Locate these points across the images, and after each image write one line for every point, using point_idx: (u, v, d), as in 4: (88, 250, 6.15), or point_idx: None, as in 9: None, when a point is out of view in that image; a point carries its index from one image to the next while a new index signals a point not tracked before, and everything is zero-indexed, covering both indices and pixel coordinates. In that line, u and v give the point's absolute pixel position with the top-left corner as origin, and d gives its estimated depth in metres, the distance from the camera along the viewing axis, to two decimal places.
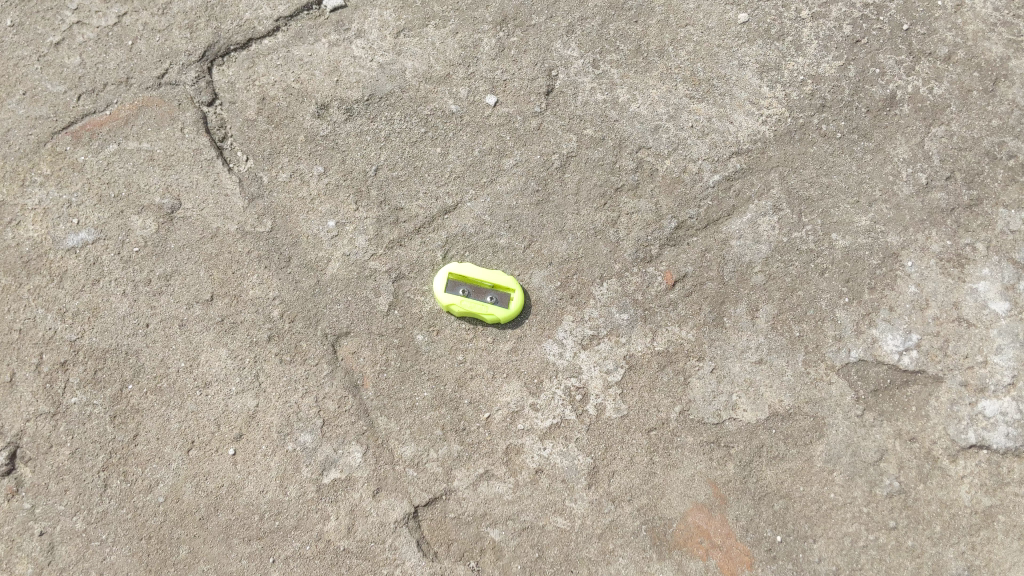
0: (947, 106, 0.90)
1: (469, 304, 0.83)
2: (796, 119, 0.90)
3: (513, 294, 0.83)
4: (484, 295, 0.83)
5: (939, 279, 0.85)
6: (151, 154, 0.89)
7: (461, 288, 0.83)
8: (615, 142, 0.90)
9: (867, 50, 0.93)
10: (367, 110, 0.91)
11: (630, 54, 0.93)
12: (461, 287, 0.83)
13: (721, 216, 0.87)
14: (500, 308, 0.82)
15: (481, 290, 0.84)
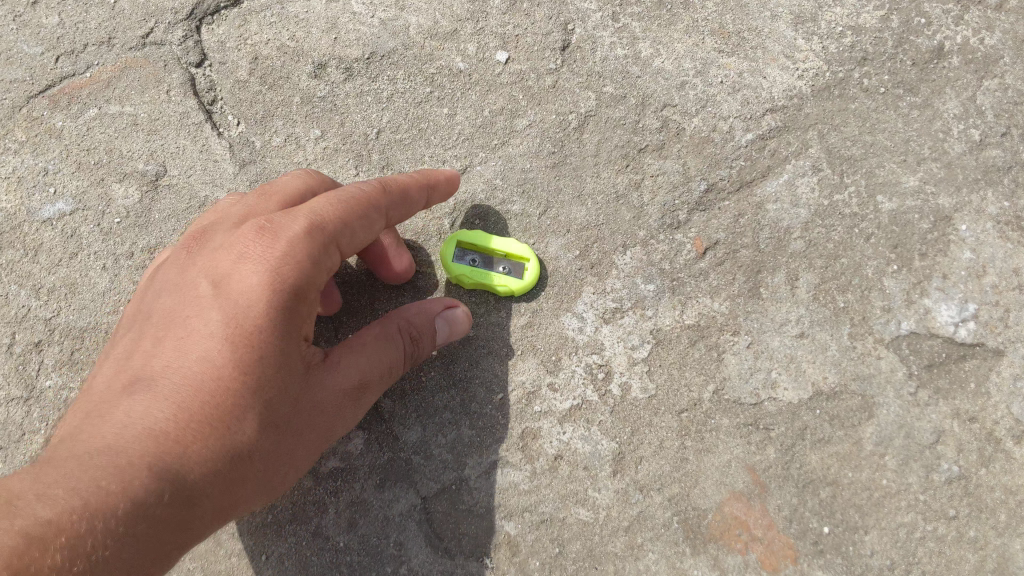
0: (1000, 57, 0.82)
1: (478, 275, 0.76)
2: (836, 73, 0.83)
3: (524, 259, 0.76)
4: (495, 265, 0.77)
5: (997, 244, 0.77)
6: (134, 118, 0.82)
7: (470, 257, 0.77)
8: (638, 100, 0.83)
9: (912, 0, 0.85)
10: (368, 70, 0.84)
11: (652, 7, 0.86)
12: (470, 256, 0.77)
13: (755, 178, 0.80)
14: (513, 278, 0.76)
15: (492, 260, 0.77)
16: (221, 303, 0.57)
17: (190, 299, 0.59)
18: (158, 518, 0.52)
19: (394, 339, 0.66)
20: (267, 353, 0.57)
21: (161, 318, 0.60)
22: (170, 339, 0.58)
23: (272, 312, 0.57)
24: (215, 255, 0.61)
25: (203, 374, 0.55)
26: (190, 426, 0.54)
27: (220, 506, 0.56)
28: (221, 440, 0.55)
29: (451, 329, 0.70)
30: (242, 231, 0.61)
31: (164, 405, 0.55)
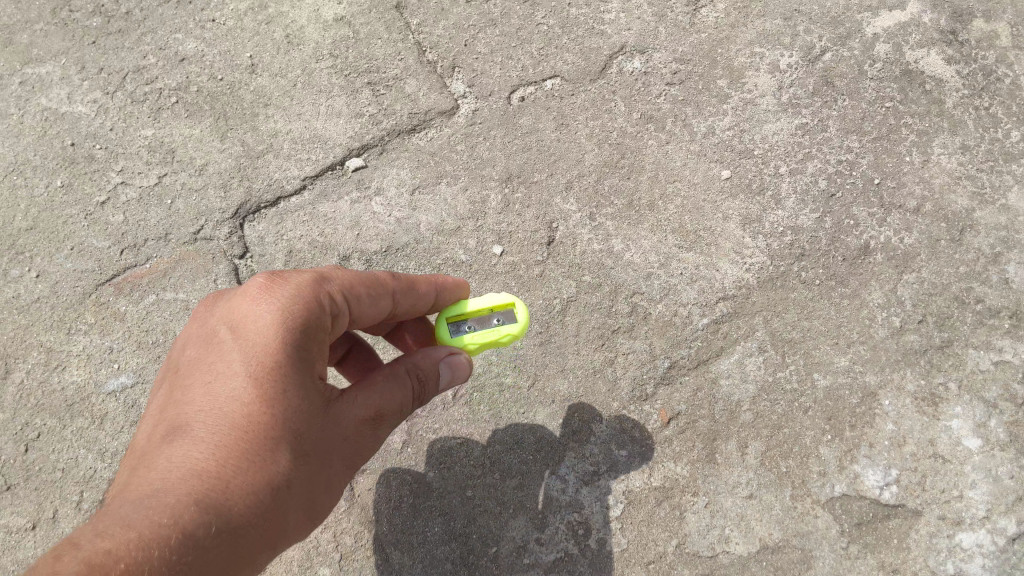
0: (917, 254, 0.97)
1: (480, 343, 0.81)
2: (778, 267, 0.97)
3: (512, 304, 0.82)
4: (489, 319, 0.82)
5: (916, 417, 0.91)
6: (186, 303, 0.96)
7: (463, 326, 0.82)
8: (611, 289, 0.98)
9: (842, 204, 0.99)
10: (384, 261, 0.99)
11: (623, 207, 1.01)
12: (463, 326, 0.82)
13: (710, 357, 0.94)
14: (511, 325, 0.81)
15: (484, 318, 0.82)
16: (239, 345, 0.68)
17: (214, 353, 0.70)
18: (220, 535, 0.62)
19: (398, 381, 0.73)
20: (290, 388, 0.67)
21: (182, 372, 0.71)
22: (202, 382, 0.69)
23: (287, 349, 0.68)
24: (217, 319, 0.72)
25: (237, 413, 0.66)
26: (233, 456, 0.65)
27: (274, 524, 0.66)
28: (266, 468, 0.65)
29: (454, 373, 0.77)
30: (246, 284, 0.73)
31: (200, 441, 0.65)
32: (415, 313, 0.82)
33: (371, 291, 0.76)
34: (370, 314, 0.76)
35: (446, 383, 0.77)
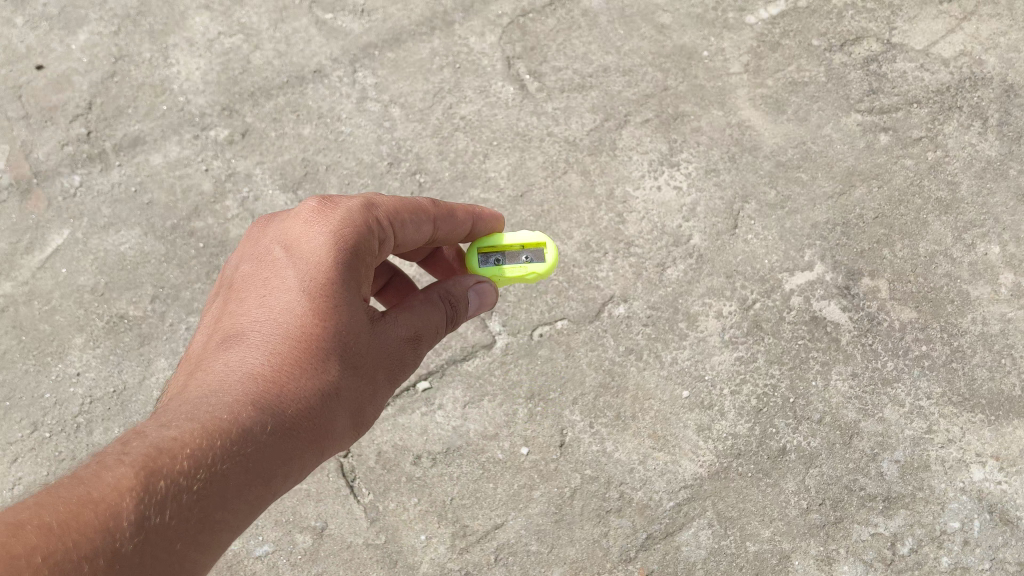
0: (819, 453, 1.39)
1: (505, 274, 1.23)
2: (722, 463, 1.39)
3: (540, 241, 1.23)
4: (519, 255, 1.24)
5: (817, 572, 1.35)
6: (307, 491, 1.42)
7: (499, 256, 1.24)
8: (605, 479, 1.40)
9: (767, 415, 1.41)
10: (446, 458, 1.43)
11: (613, 418, 1.43)
12: (499, 255, 1.24)
13: (675, 529, 1.37)
14: (535, 262, 1.23)
15: (515, 252, 1.24)
16: (298, 265, 1.02)
17: (280, 269, 1.04)
18: (283, 415, 0.93)
19: (435, 303, 1.10)
20: (337, 301, 1.00)
21: (257, 285, 1.05)
22: (271, 295, 1.02)
23: (335, 265, 1.02)
24: (280, 247, 1.06)
25: (297, 317, 0.99)
26: (293, 354, 0.97)
27: (329, 416, 0.97)
28: (318, 366, 0.97)
29: (479, 297, 1.15)
30: (301, 214, 1.07)
31: (268, 345, 0.98)
32: (454, 238, 1.21)
33: (412, 217, 1.13)
34: (406, 240, 1.13)
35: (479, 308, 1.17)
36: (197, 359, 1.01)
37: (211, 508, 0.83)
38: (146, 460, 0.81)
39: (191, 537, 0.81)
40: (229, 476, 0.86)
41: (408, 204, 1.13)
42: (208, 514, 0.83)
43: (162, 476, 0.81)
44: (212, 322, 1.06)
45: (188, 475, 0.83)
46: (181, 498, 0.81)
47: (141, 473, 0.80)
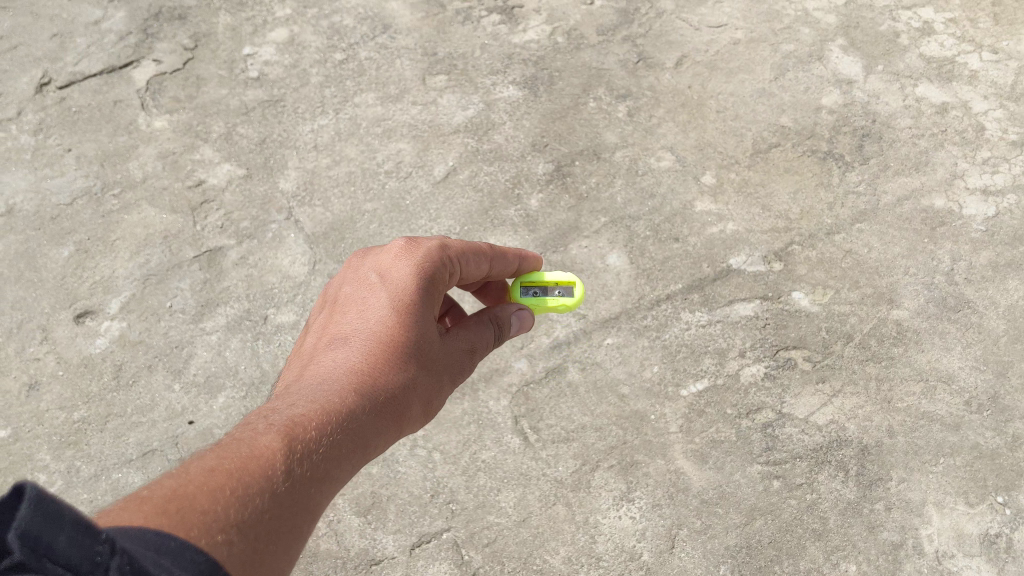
0: None
1: (542, 300, 2.05)
2: None
3: (568, 281, 2.07)
4: (553, 288, 2.06)
5: None
6: None
7: (536, 291, 2.05)
8: None
9: None
10: None
11: None
12: (536, 290, 2.05)
13: None
14: (564, 296, 2.06)
15: (548, 288, 2.06)
16: (388, 290, 1.65)
17: (374, 292, 1.66)
18: (381, 389, 1.50)
19: (485, 326, 1.80)
20: (413, 318, 1.62)
21: (355, 302, 1.68)
22: (370, 309, 1.64)
23: (415, 290, 1.65)
24: (374, 278, 1.69)
25: (388, 324, 1.60)
26: (387, 347, 1.57)
27: (406, 399, 1.54)
28: (401, 358, 1.57)
29: (518, 320, 1.87)
30: (392, 253, 1.72)
31: (367, 342, 1.58)
32: (505, 273, 1.96)
33: (471, 259, 1.80)
34: (463, 272, 1.79)
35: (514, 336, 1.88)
36: (315, 356, 1.60)
37: (342, 449, 1.36)
38: (298, 422, 1.32)
39: (333, 465, 1.32)
40: (348, 429, 1.39)
41: (470, 246, 1.79)
42: (339, 454, 1.34)
43: (309, 432, 1.32)
44: (321, 333, 1.67)
45: (322, 429, 1.34)
46: (317, 452, 1.30)
47: (298, 431, 1.31)
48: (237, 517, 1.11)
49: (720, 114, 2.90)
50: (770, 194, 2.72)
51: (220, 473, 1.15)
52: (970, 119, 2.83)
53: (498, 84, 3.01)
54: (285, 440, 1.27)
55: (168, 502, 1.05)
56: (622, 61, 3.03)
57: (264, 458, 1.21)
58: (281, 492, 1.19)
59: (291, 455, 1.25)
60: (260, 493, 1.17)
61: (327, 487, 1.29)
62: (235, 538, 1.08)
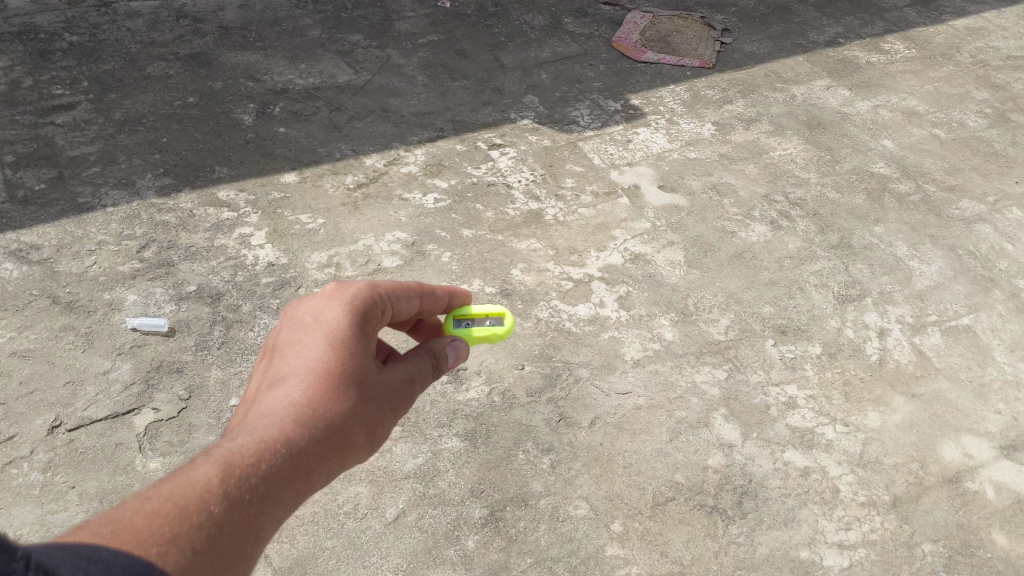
0: None
1: (473, 328, 2.16)
2: None
3: (495, 315, 2.24)
4: (483, 320, 2.20)
5: None
6: None
7: (463, 321, 2.16)
8: None
9: None
10: None
11: None
12: (463, 320, 2.16)
13: None
14: (496, 326, 2.22)
15: (478, 320, 2.19)
16: (323, 325, 1.60)
17: (310, 327, 1.60)
18: (322, 419, 1.46)
19: (430, 362, 1.81)
20: (348, 355, 1.57)
21: (287, 347, 1.60)
22: (309, 344, 1.58)
23: (349, 323, 1.60)
24: (308, 314, 1.62)
25: (325, 360, 1.55)
26: (325, 382, 1.52)
27: (344, 435, 1.48)
28: (339, 394, 1.52)
29: (463, 351, 1.89)
30: (326, 290, 1.66)
31: (308, 374, 1.52)
32: (438, 305, 1.96)
33: (408, 292, 1.76)
34: (399, 307, 1.74)
35: (450, 366, 1.86)
36: (249, 402, 1.51)
37: (282, 478, 1.32)
38: (239, 459, 1.29)
39: (275, 498, 1.29)
40: (289, 461, 1.35)
41: (402, 284, 1.74)
42: (281, 486, 1.31)
43: (246, 467, 1.28)
44: (259, 374, 1.58)
45: (248, 477, 1.26)
46: (234, 504, 1.21)
47: (237, 466, 1.27)
48: (177, 549, 1.09)
49: (626, 469, 3.50)
50: (667, 541, 3.26)
51: (159, 510, 1.12)
52: (827, 480, 3.48)
53: (443, 435, 3.58)
54: (223, 475, 1.24)
55: (105, 529, 1.02)
56: (547, 419, 3.66)
57: (201, 494, 1.19)
58: (222, 528, 1.17)
59: (232, 491, 1.22)
60: (205, 532, 1.14)
61: (267, 518, 1.26)
62: (174, 552, 1.08)
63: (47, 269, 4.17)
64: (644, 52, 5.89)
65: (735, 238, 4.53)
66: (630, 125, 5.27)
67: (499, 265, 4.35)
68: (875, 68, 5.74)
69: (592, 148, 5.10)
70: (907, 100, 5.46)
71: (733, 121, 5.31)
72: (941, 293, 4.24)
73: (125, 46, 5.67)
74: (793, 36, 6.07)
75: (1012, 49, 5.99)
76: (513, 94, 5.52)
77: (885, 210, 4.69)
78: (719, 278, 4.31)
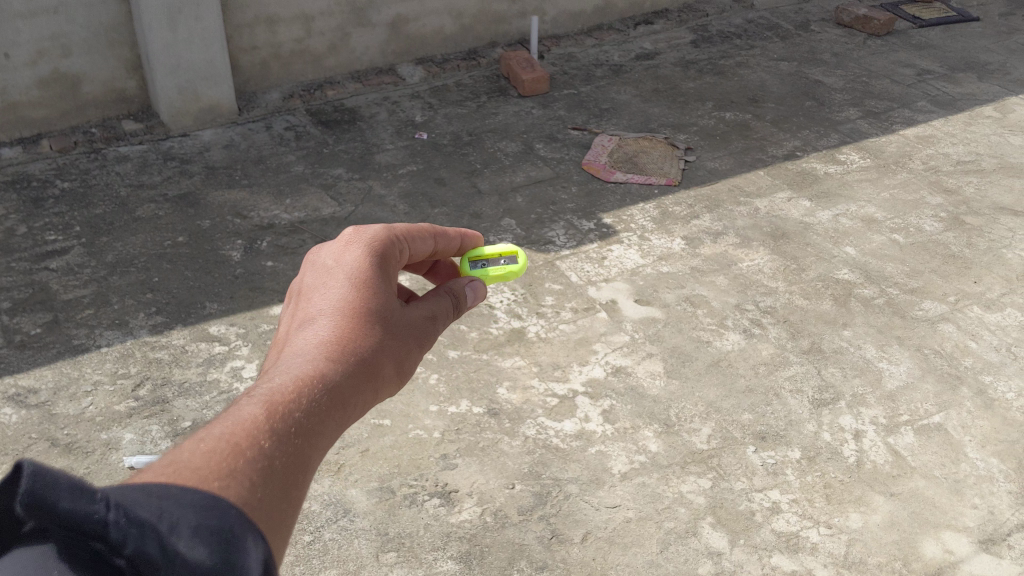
0: None
1: (488, 268, 2.50)
2: None
3: (508, 254, 2.54)
4: (498, 259, 2.53)
5: None
6: None
7: (480, 263, 2.51)
8: None
9: None
10: None
11: None
12: (479, 262, 2.51)
13: None
14: (511, 262, 2.54)
15: (494, 258, 2.52)
16: (346, 272, 1.74)
17: (333, 282, 1.73)
18: (351, 356, 1.55)
19: (437, 303, 1.99)
20: (371, 296, 1.72)
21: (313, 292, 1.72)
22: (331, 297, 1.69)
23: (366, 270, 1.75)
24: (328, 270, 1.76)
25: (351, 298, 1.69)
26: (356, 317, 1.66)
27: (379, 361, 1.62)
28: (369, 326, 1.66)
29: (475, 292, 2.13)
30: (341, 245, 1.80)
31: (333, 322, 1.62)
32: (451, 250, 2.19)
33: (419, 237, 1.96)
34: (412, 251, 1.93)
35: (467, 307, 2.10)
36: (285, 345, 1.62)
37: (327, 401, 1.39)
38: (285, 395, 1.32)
39: (322, 425, 1.33)
40: (333, 388, 1.44)
41: (415, 226, 1.95)
42: (326, 414, 1.36)
43: (289, 400, 1.32)
44: (290, 318, 1.70)
45: (308, 390, 1.38)
46: (300, 412, 1.30)
47: (282, 401, 1.31)
48: (244, 474, 1.10)
49: None
50: None
51: (217, 445, 1.13)
52: None
53: (438, 557, 3.66)
54: (272, 409, 1.27)
55: (168, 468, 1.03)
56: (539, 536, 3.74)
57: (257, 428, 1.21)
58: (281, 452, 1.20)
59: (284, 423, 1.25)
60: (266, 461, 1.16)
61: (318, 439, 1.30)
62: (233, 483, 1.06)
63: (45, 411, 4.27)
64: (614, 172, 6.17)
65: (711, 348, 4.70)
66: (604, 242, 5.50)
67: (485, 385, 4.48)
68: (833, 179, 6.04)
69: (568, 266, 5.30)
70: (865, 208, 5.74)
71: (702, 234, 5.55)
72: (912, 393, 4.41)
73: (115, 190, 5.90)
74: (753, 152, 6.39)
75: (961, 154, 6.31)
76: (490, 217, 5.75)
77: (852, 314, 4.89)
78: (698, 388, 4.46)
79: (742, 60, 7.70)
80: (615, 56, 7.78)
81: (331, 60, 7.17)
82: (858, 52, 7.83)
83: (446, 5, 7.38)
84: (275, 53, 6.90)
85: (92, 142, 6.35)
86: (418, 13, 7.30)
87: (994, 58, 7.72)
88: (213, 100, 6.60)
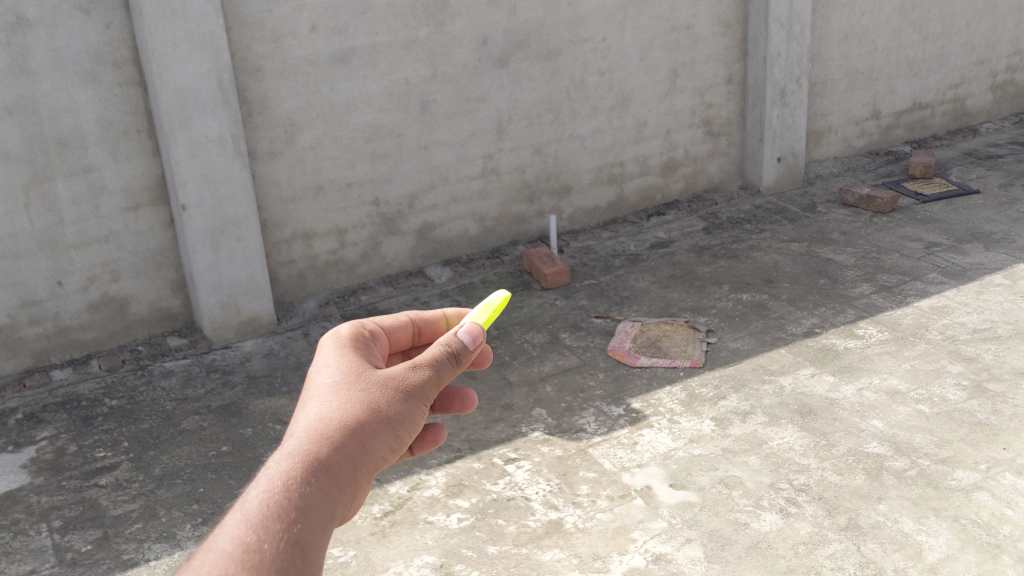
0: None
1: None
2: None
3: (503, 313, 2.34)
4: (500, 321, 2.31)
5: None
6: None
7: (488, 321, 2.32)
8: None
9: None
10: None
11: None
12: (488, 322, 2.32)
13: None
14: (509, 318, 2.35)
15: None
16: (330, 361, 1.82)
17: (323, 367, 1.81)
18: (347, 431, 1.61)
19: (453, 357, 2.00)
20: (361, 373, 1.78)
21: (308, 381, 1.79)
22: (322, 378, 1.76)
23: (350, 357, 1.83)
24: (322, 360, 1.83)
25: (341, 379, 1.75)
26: (350, 392, 1.71)
27: (378, 426, 1.66)
28: (363, 397, 1.71)
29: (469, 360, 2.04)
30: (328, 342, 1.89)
31: (326, 398, 1.69)
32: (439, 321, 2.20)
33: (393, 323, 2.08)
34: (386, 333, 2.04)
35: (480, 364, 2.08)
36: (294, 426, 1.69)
37: (317, 485, 1.46)
38: (268, 500, 1.40)
39: (325, 495, 1.45)
40: (324, 470, 1.50)
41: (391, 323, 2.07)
42: (315, 505, 1.43)
43: (272, 502, 1.40)
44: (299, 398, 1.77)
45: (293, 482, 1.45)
46: (282, 517, 1.38)
47: (265, 508, 1.38)
48: None
49: None
50: None
51: (212, 559, 1.28)
52: None
53: None
54: (255, 518, 1.36)
55: None
56: None
57: (235, 548, 1.30)
58: (278, 541, 1.33)
59: (279, 506, 1.39)
60: (261, 560, 1.29)
61: (306, 531, 1.38)
62: None
63: None
64: (638, 357, 6.37)
65: (749, 529, 4.73)
66: (634, 427, 5.63)
67: None
68: (854, 353, 6.20)
69: (602, 453, 5.41)
70: (888, 380, 5.87)
71: (730, 415, 5.66)
72: (953, 565, 4.40)
73: (162, 404, 6.14)
74: (773, 331, 6.59)
75: (977, 323, 6.47)
76: (521, 408, 5.91)
77: (886, 487, 4.93)
78: (739, 571, 4.47)
79: (754, 243, 8.02)
80: (632, 246, 8.14)
81: (363, 267, 7.54)
82: (865, 230, 8.16)
83: (470, 209, 7.83)
84: (311, 264, 7.30)
85: (139, 359, 6.66)
86: (443, 219, 7.73)
87: (999, 228, 7.99)
88: (254, 312, 6.93)
